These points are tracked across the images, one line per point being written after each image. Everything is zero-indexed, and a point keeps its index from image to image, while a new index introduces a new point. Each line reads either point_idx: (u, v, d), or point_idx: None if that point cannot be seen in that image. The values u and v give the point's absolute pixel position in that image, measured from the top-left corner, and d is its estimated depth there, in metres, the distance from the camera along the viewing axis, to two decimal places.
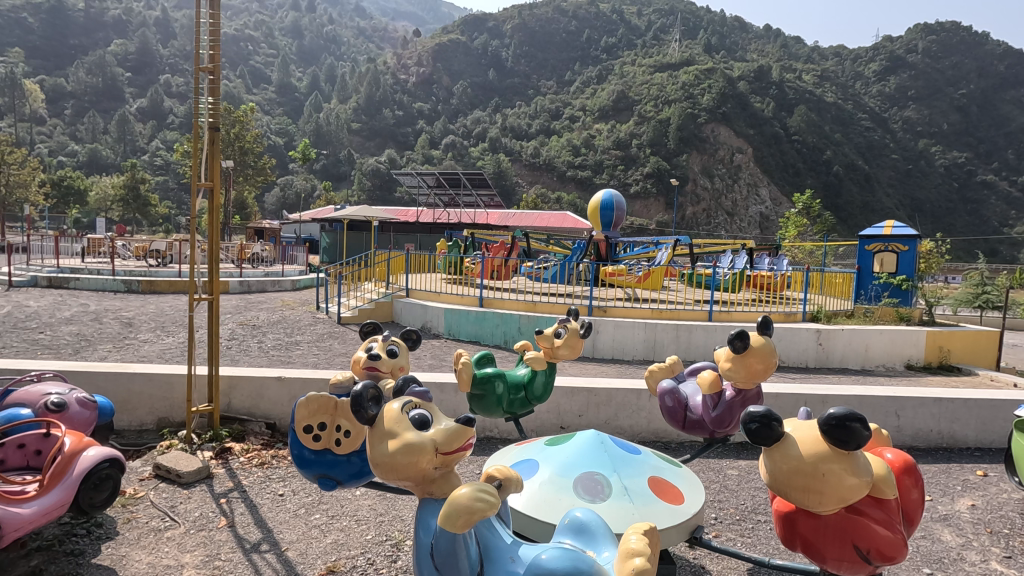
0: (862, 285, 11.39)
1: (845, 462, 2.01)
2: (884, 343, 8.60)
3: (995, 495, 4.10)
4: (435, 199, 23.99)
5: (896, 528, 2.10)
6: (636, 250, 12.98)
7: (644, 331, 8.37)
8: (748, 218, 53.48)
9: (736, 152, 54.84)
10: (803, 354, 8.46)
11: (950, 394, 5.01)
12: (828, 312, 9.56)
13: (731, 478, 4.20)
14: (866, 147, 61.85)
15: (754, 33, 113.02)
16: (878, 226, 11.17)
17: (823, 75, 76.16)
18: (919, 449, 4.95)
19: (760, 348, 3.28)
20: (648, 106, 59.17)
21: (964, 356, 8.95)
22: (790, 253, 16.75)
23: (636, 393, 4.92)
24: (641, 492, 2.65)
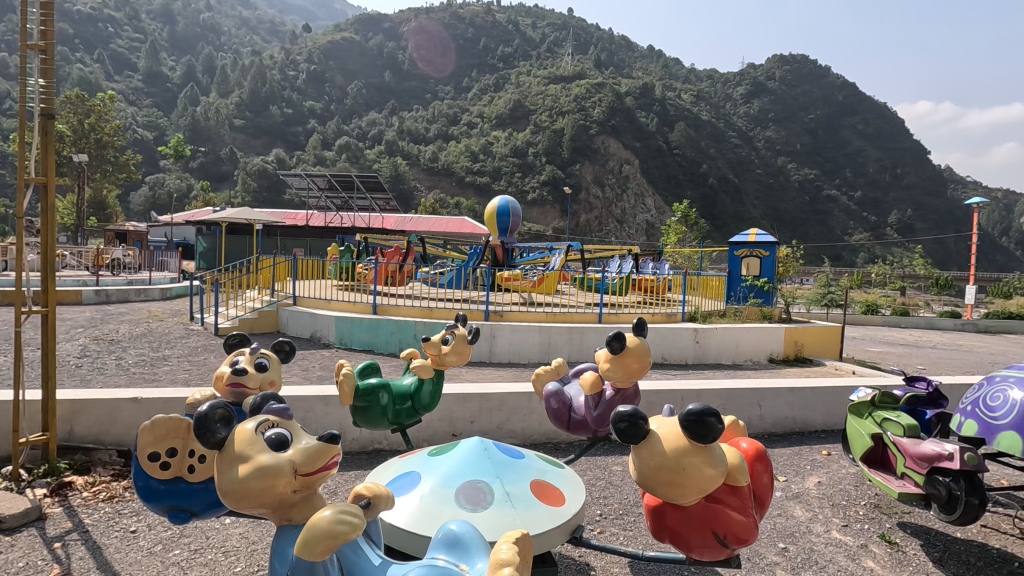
0: (732, 287, 12.48)
1: (703, 455, 2.14)
2: (751, 339, 9.48)
3: (836, 471, 4.63)
4: (327, 202, 22.98)
5: (748, 512, 2.27)
6: (531, 255, 13.26)
7: (538, 335, 8.53)
8: (636, 226, 56.22)
9: (624, 163, 58.14)
10: (683, 352, 9.09)
11: (803, 385, 5.60)
12: (703, 312, 10.38)
13: (616, 474, 4.37)
14: (735, 163, 68.39)
15: (639, 52, 120.89)
16: (744, 234, 12.32)
17: (698, 96, 83.22)
18: (777, 435, 5.48)
19: (635, 349, 3.44)
20: (543, 116, 61.14)
21: (816, 349, 10.07)
22: (672, 258, 18.06)
23: (526, 396, 4.97)
24: (523, 497, 2.63)
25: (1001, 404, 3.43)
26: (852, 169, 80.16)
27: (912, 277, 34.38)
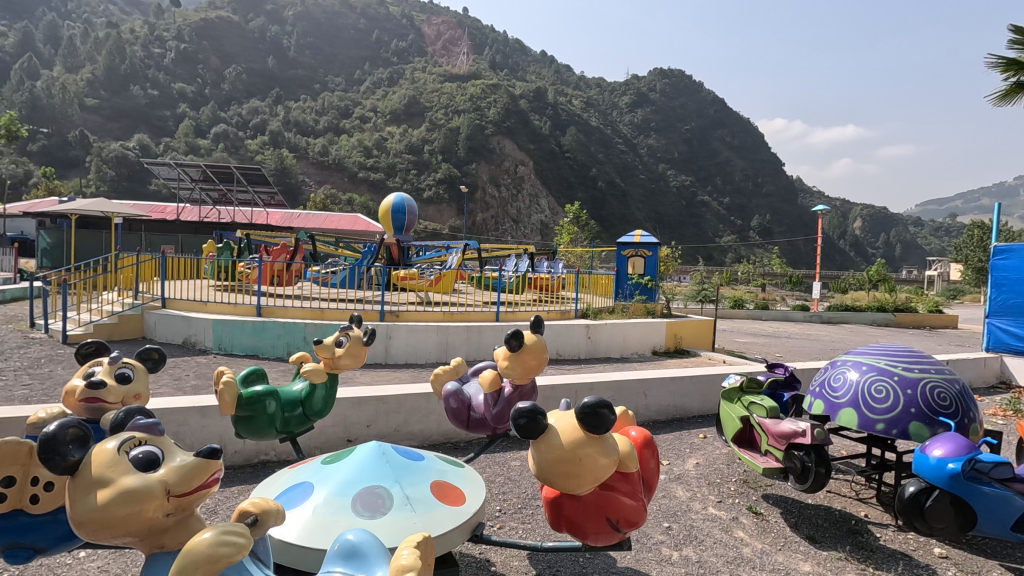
0: (620, 285, 13.22)
1: (597, 445, 2.25)
2: (637, 333, 10.11)
3: (712, 452, 5.08)
4: (202, 195, 21.00)
5: (638, 497, 2.42)
6: (428, 253, 13.12)
7: (436, 334, 8.44)
8: (530, 226, 57.45)
9: (519, 164, 59.36)
10: (575, 347, 9.48)
11: (683, 375, 6.07)
12: (594, 309, 10.90)
13: (514, 468, 4.45)
14: (622, 168, 72.55)
15: (533, 56, 124.00)
16: (630, 235, 13.16)
17: (588, 103, 87.27)
18: (661, 421, 5.89)
19: (532, 345, 3.51)
20: (439, 114, 60.65)
21: (693, 341, 10.96)
22: (565, 256, 18.75)
23: (424, 396, 4.90)
24: (423, 499, 2.58)
25: (841, 384, 3.96)
26: (722, 177, 88.50)
27: (770, 276, 38.74)
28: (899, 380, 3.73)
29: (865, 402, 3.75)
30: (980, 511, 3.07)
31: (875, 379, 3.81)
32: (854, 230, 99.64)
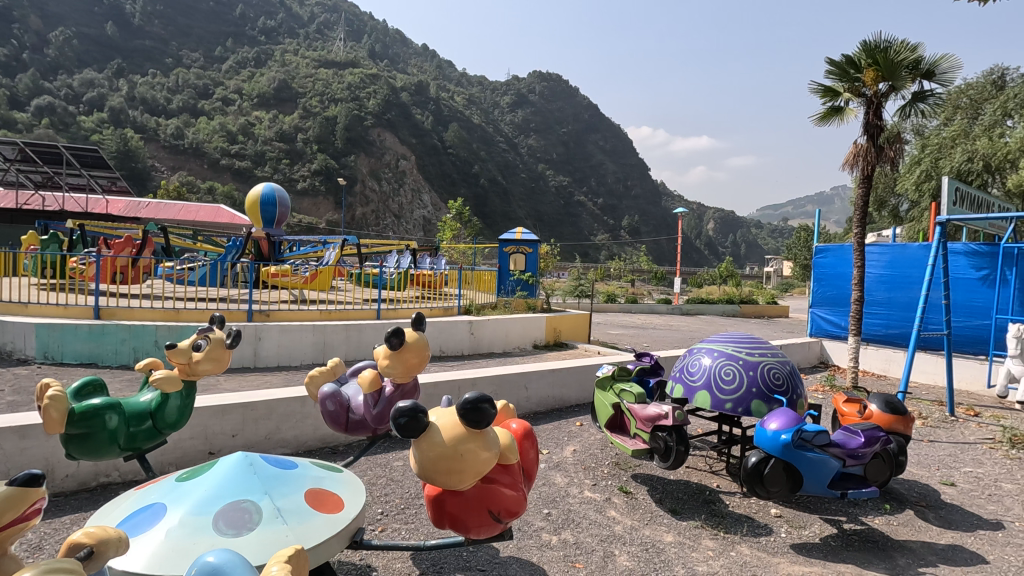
0: (502, 281, 13.49)
1: (479, 441, 2.27)
2: (518, 328, 10.38)
3: (587, 439, 5.37)
4: (18, 178, 17.77)
5: (518, 487, 2.48)
6: (302, 249, 12.38)
7: (312, 334, 7.98)
8: (413, 221, 56.23)
9: (401, 158, 58.03)
10: (459, 344, 9.51)
11: (561, 366, 6.34)
12: (477, 305, 11.00)
13: (397, 469, 4.36)
14: (504, 166, 73.98)
15: (414, 49, 121.72)
16: (512, 233, 13.49)
17: (470, 100, 87.72)
18: (541, 412, 6.11)
19: (414, 343, 3.45)
20: (313, 101, 57.31)
21: (571, 334, 11.49)
22: (448, 252, 18.71)
23: (298, 400, 4.62)
24: (297, 510, 2.42)
25: (697, 369, 4.39)
26: (596, 179, 93.87)
27: (639, 272, 41.87)
28: (743, 364, 4.22)
29: (716, 385, 4.21)
30: (805, 473, 3.58)
31: (725, 364, 4.27)
32: (708, 230, 111.08)
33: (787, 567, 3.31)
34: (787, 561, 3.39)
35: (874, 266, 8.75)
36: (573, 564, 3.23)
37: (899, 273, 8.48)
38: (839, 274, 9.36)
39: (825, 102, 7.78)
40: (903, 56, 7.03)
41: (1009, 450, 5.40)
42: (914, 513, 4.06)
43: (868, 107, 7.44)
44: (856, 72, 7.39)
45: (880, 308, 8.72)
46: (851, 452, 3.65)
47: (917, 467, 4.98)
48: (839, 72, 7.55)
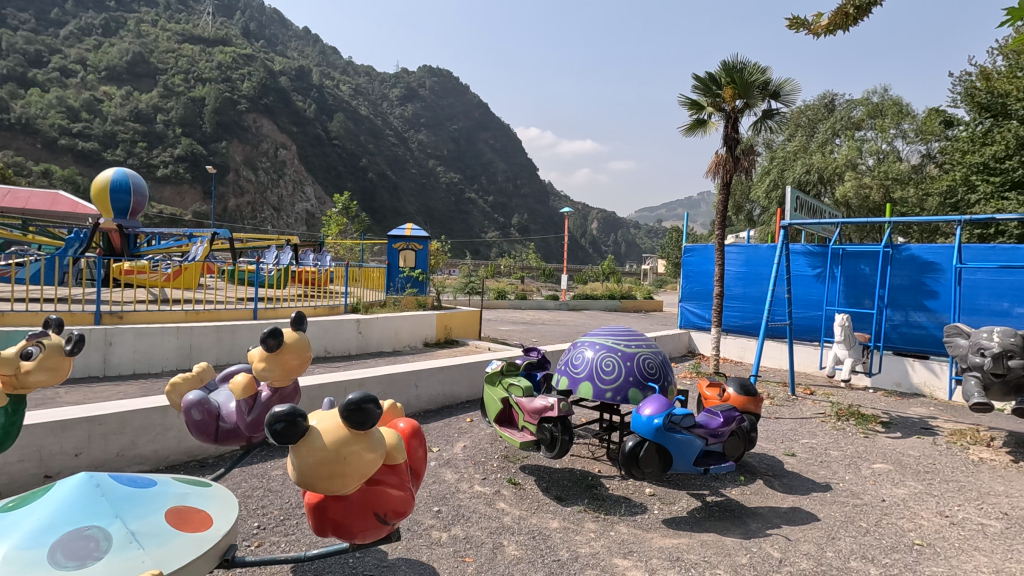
0: (392, 279, 13.20)
1: (363, 441, 2.22)
2: (408, 326, 10.18)
3: (478, 434, 5.43)
4: None
5: (405, 486, 2.45)
6: (163, 243, 11.16)
7: (176, 337, 7.22)
8: (294, 215, 52.53)
9: (280, 147, 54.36)
10: (346, 344, 9.15)
11: (451, 364, 6.34)
12: (365, 303, 10.65)
13: (276, 478, 4.09)
14: (393, 161, 72.19)
15: (295, 32, 114.53)
16: (401, 229, 13.27)
17: (356, 90, 84.38)
18: (431, 410, 6.06)
19: (294, 344, 3.27)
20: (176, 79, 51.75)
21: (463, 331, 11.49)
22: (334, 249, 17.93)
23: (159, 411, 4.17)
24: (154, 533, 2.18)
25: (580, 361, 4.62)
26: (487, 177, 94.89)
27: (528, 269, 43.07)
28: (622, 355, 4.51)
29: (597, 375, 4.46)
30: (673, 454, 3.92)
31: (605, 356, 4.54)
32: (592, 230, 117.06)
33: (659, 540, 3.60)
34: (659, 535, 3.68)
35: (733, 264, 9.75)
36: (463, 558, 3.25)
37: (752, 271, 9.53)
38: (703, 271, 10.31)
39: (691, 114, 8.53)
40: (754, 77, 7.92)
41: (835, 422, 6.33)
42: (763, 483, 4.61)
43: (727, 120, 8.27)
44: (717, 88, 8.18)
45: (737, 302, 9.75)
46: (712, 432, 4.06)
47: (766, 442, 5.66)
48: (703, 87, 8.31)
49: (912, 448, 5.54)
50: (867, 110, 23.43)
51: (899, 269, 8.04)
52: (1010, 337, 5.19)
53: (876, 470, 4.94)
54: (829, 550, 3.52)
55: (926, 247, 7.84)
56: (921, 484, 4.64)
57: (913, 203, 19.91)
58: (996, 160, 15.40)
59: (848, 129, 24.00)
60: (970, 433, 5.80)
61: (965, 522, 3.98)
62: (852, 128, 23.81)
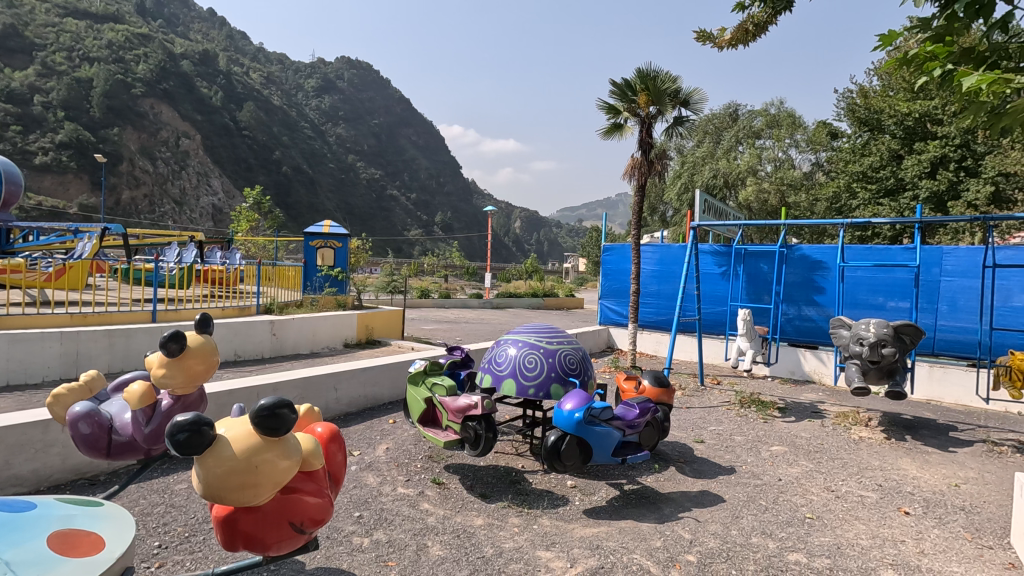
0: (308, 277, 12.66)
1: (276, 448, 2.13)
2: (327, 327, 9.80)
3: (400, 435, 5.34)
4: None
5: (323, 493, 2.36)
6: (42, 238, 10.00)
7: (60, 343, 6.49)
8: (199, 209, 48.31)
9: (182, 136, 50.27)
10: (258, 346, 8.66)
11: (372, 365, 6.17)
12: (279, 303, 10.12)
13: (179, 492, 3.80)
14: (309, 154, 69.14)
15: (198, 13, 106.55)
16: (318, 226, 12.76)
17: (268, 78, 79.87)
18: (352, 412, 5.87)
19: (197, 348, 3.06)
20: (57, 56, 46.35)
21: (385, 331, 11.19)
22: (244, 246, 16.91)
23: (39, 426, 3.74)
24: (34, 562, 1.95)
25: (503, 359, 4.66)
26: (409, 173, 93.29)
27: (452, 267, 42.84)
28: (544, 352, 4.60)
29: (521, 372, 4.52)
30: (593, 446, 4.06)
31: (528, 353, 4.61)
32: (515, 229, 118.51)
33: (580, 531, 3.72)
34: (580, 525, 3.80)
35: (648, 262, 10.22)
36: (385, 563, 3.18)
37: (665, 269, 10.04)
38: (620, 269, 10.73)
39: (609, 118, 8.84)
40: (666, 85, 8.35)
41: (739, 409, 6.82)
42: (676, 469, 4.88)
43: (642, 126, 8.65)
44: (632, 95, 8.54)
45: (652, 298, 10.24)
46: (629, 423, 4.25)
47: (678, 430, 5.99)
48: (620, 92, 8.64)
49: (804, 430, 6.09)
50: (766, 119, 25.36)
51: (793, 267, 8.78)
52: (883, 328, 5.83)
53: (774, 452, 5.38)
54: (733, 529, 3.79)
55: (814, 247, 8.62)
56: (812, 463, 5.12)
57: (804, 207, 21.75)
58: (873, 170, 17.18)
59: (749, 137, 25.90)
60: (852, 415, 6.47)
61: (848, 494, 4.43)
62: (753, 136, 25.76)
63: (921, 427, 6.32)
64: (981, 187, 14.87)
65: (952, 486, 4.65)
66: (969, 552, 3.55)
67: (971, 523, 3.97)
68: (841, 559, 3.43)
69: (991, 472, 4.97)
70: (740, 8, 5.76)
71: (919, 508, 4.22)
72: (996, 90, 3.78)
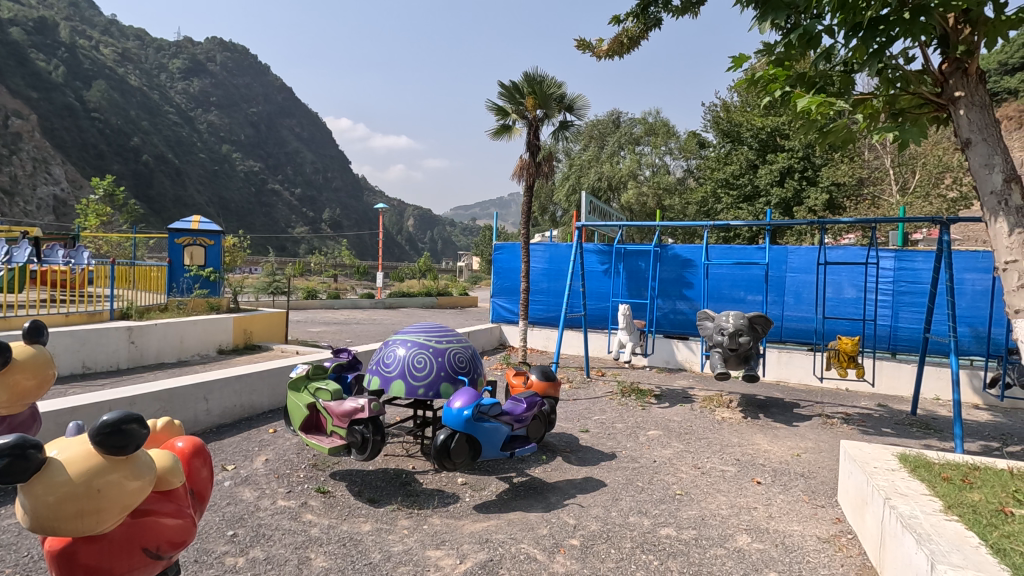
0: (174, 278, 11.48)
1: (122, 468, 1.93)
2: (196, 333, 8.95)
3: (282, 445, 5.04)
4: None
5: (184, 514, 2.18)
6: None
7: None
8: (35, 200, 39.35)
9: (11, 116, 41.56)
10: (111, 357, 7.71)
11: (248, 371, 5.76)
12: (139, 308, 9.08)
13: (6, 530, 3.27)
14: (175, 142, 62.47)
15: None
16: (185, 221, 11.64)
17: (122, 55, 70.95)
18: (225, 424, 5.43)
19: (28, 360, 2.72)
20: None
21: (264, 335, 10.42)
22: (93, 244, 14.88)
23: None
24: None
25: (392, 360, 4.58)
26: (292, 167, 88.07)
27: (341, 266, 41.01)
28: (433, 351, 4.57)
29: (409, 373, 4.46)
30: (482, 442, 4.12)
31: (417, 353, 4.55)
32: (407, 228, 116.85)
33: (470, 527, 3.75)
34: (470, 521, 3.84)
35: (538, 261, 10.54)
36: None
37: (554, 267, 10.42)
38: (511, 268, 10.97)
39: (498, 118, 8.99)
40: (551, 90, 8.67)
41: (620, 398, 7.28)
42: (561, 459, 5.10)
43: (529, 127, 8.89)
44: (520, 97, 8.74)
45: (542, 295, 10.56)
46: (517, 418, 4.36)
47: (565, 421, 6.26)
48: (508, 94, 8.80)
49: (675, 414, 6.66)
50: (644, 127, 27.22)
51: (666, 265, 9.51)
52: (740, 319, 6.52)
53: (650, 436, 5.82)
54: (613, 510, 4.05)
55: (685, 247, 9.40)
56: (682, 444, 5.59)
57: (678, 210, 23.72)
58: (735, 177, 19.06)
59: (630, 143, 27.76)
60: (716, 398, 7.17)
61: (712, 470, 4.91)
62: (633, 142, 27.63)
63: (772, 406, 7.16)
64: (818, 195, 17.23)
65: (795, 456, 5.32)
66: (806, 512, 4.10)
67: (810, 487, 4.58)
68: (704, 529, 3.80)
69: (825, 441, 5.77)
70: (615, 21, 6.14)
71: (769, 477, 4.78)
72: (821, 111, 4.38)
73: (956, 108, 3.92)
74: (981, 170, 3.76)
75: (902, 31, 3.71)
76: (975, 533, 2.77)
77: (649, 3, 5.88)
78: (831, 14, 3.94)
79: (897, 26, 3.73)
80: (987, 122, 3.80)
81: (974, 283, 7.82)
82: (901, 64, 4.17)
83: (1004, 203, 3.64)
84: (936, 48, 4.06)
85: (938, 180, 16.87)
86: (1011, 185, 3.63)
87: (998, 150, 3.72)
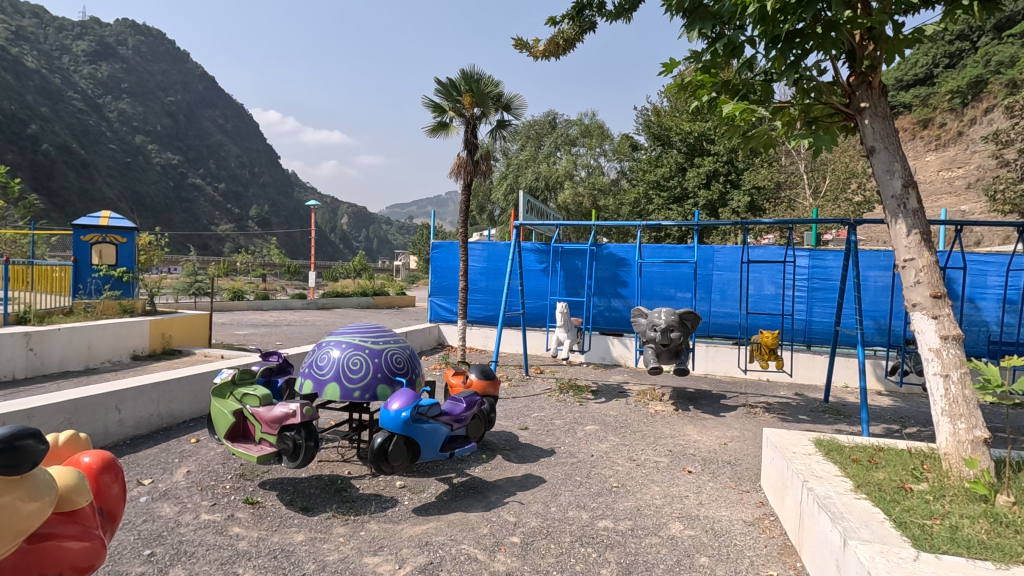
0: (80, 279, 10.57)
1: (16, 490, 1.78)
2: (107, 338, 8.25)
3: (205, 455, 4.73)
4: None
5: (92, 535, 2.00)
6: None
7: None
8: None
9: None
10: (3, 366, 6.99)
11: (165, 377, 5.36)
12: (38, 311, 8.26)
13: None
14: (80, 131, 57.33)
15: None
16: (93, 217, 10.74)
17: (17, 33, 64.34)
18: (141, 436, 5.03)
19: None
20: None
21: (184, 338, 9.75)
22: None
23: None
24: None
25: (326, 362, 4.41)
26: (215, 161, 83.19)
27: (269, 266, 38.96)
28: (369, 352, 4.44)
29: (344, 375, 4.32)
30: (421, 444, 4.05)
31: (352, 355, 4.41)
32: (340, 226, 113.24)
33: (409, 530, 3.68)
34: (409, 524, 3.77)
35: (476, 260, 10.52)
36: None
37: (492, 266, 10.43)
38: (449, 267, 10.85)
39: (435, 115, 8.87)
40: (488, 89, 8.65)
41: (559, 394, 7.39)
42: (501, 457, 5.10)
43: (466, 125, 8.84)
44: (457, 95, 8.67)
45: (480, 295, 10.55)
46: (456, 418, 4.32)
47: (505, 420, 6.26)
48: (445, 91, 8.71)
49: (611, 408, 6.84)
50: (580, 129, 27.80)
51: (602, 264, 9.74)
52: (671, 315, 6.78)
53: (588, 431, 5.93)
54: (552, 506, 4.09)
55: (620, 246, 9.65)
56: (618, 438, 5.75)
57: (612, 210, 24.26)
58: (665, 179, 19.80)
59: (566, 144, 28.31)
60: (650, 392, 7.43)
61: (646, 462, 5.08)
62: (569, 143, 28.16)
63: (702, 398, 7.51)
64: (741, 197, 18.24)
65: (722, 445, 5.58)
66: (733, 498, 4.31)
67: (736, 474, 4.83)
68: (640, 519, 3.92)
69: (749, 430, 6.10)
70: (552, 22, 6.21)
71: (699, 466, 5.00)
72: (744, 117, 4.64)
73: (862, 118, 4.24)
74: (884, 176, 4.09)
75: (815, 44, 3.98)
76: (880, 509, 3.02)
77: (584, 6, 5.99)
78: (753, 27, 4.15)
79: (810, 40, 4.00)
80: (888, 132, 4.14)
81: (876, 279, 8.54)
82: (815, 76, 4.45)
83: (903, 206, 3.98)
84: (844, 62, 4.37)
85: (845, 185, 18.24)
86: (908, 189, 3.97)
87: (898, 158, 4.07)
